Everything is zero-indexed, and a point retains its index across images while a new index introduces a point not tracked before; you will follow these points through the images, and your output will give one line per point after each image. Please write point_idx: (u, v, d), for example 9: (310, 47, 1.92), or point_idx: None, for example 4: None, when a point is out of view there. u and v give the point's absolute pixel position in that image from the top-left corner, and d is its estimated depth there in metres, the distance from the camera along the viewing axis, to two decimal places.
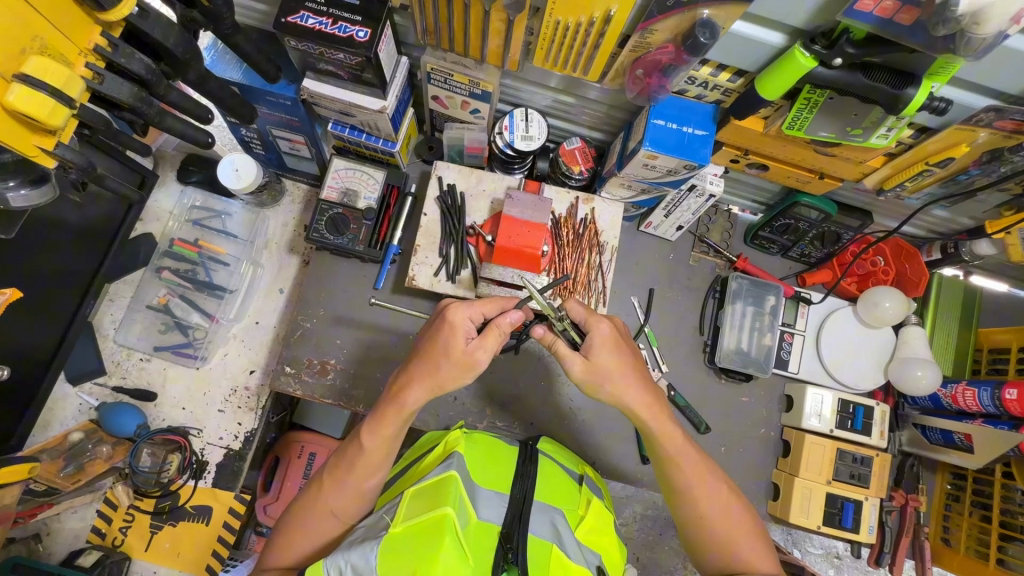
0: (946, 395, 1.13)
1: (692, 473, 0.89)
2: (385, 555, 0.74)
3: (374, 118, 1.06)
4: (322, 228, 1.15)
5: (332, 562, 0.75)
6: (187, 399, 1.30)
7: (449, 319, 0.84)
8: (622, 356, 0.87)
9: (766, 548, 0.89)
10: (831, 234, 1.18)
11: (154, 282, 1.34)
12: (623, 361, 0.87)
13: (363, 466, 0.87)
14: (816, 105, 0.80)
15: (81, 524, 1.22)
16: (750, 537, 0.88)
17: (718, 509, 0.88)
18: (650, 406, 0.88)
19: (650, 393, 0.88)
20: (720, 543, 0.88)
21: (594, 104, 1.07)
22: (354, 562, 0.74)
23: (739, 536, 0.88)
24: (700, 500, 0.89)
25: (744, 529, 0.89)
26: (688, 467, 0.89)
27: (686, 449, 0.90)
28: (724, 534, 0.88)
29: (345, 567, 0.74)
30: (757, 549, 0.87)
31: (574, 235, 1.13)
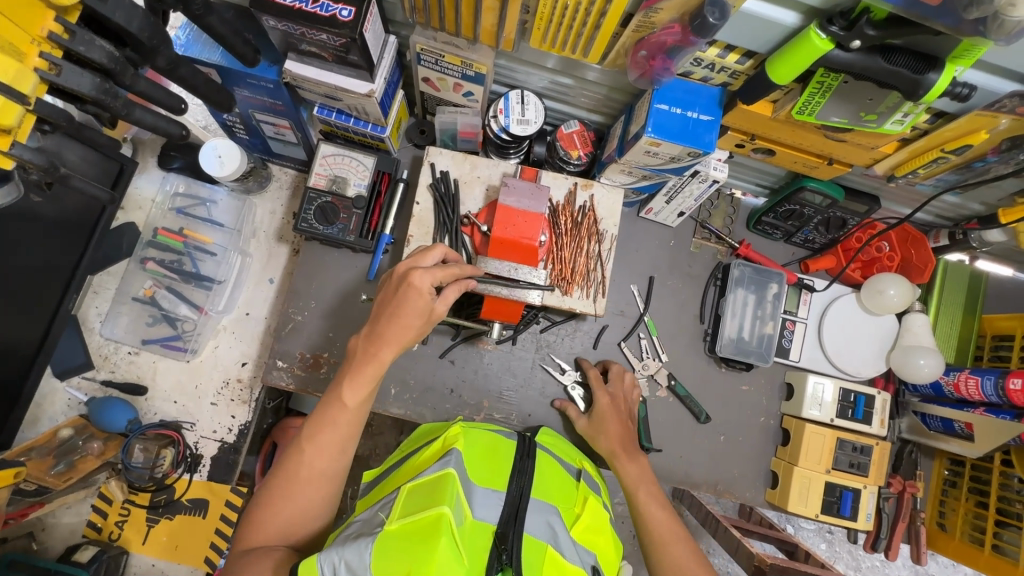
0: (948, 382, 1.12)
1: (662, 526, 0.97)
2: (379, 552, 0.71)
3: (362, 102, 1.01)
4: (311, 216, 1.11)
5: (326, 559, 0.71)
6: (178, 392, 1.27)
7: (414, 284, 0.83)
8: (607, 425, 1.08)
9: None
10: (836, 220, 1.15)
11: (139, 273, 1.29)
12: (610, 432, 1.07)
13: (344, 419, 0.85)
14: (830, 89, 0.76)
15: (76, 519, 1.21)
16: None
17: (683, 557, 0.93)
18: (619, 467, 1.04)
19: (614, 443, 1.06)
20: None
21: (593, 86, 1.01)
22: (348, 559, 0.71)
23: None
24: (669, 549, 0.94)
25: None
26: (645, 504, 0.99)
27: (657, 506, 0.99)
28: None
29: (339, 565, 0.70)
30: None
31: (572, 224, 1.10)
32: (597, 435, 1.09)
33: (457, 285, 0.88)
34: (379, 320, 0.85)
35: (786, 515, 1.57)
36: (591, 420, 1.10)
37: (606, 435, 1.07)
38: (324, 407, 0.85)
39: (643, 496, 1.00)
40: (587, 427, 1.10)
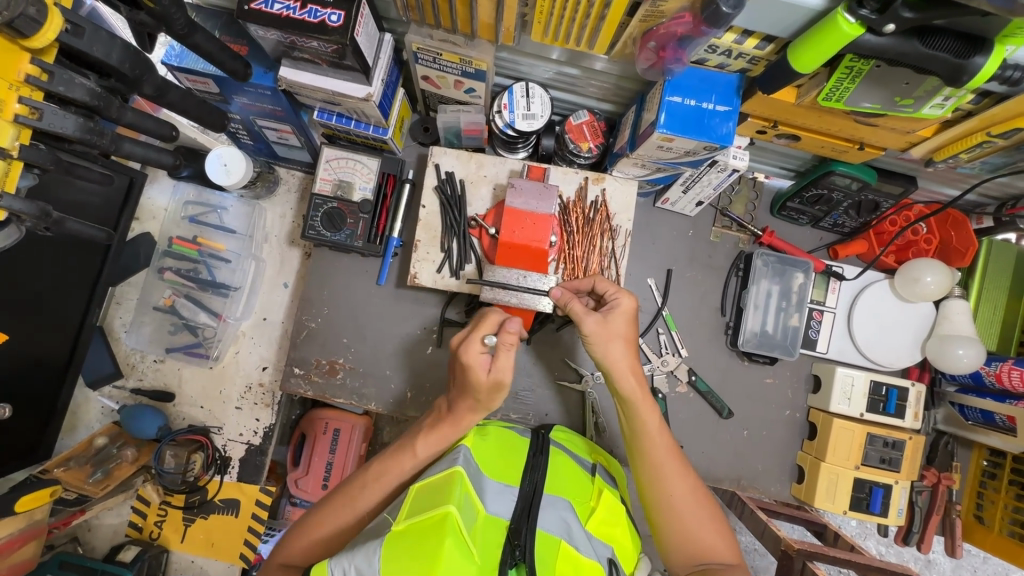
0: (990, 373, 1.05)
1: (661, 458, 0.86)
2: (388, 556, 0.72)
3: (361, 106, 0.97)
4: (318, 223, 1.10)
5: (337, 562, 0.72)
6: (204, 397, 1.31)
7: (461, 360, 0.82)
8: (618, 328, 0.87)
9: (731, 538, 0.85)
10: (868, 203, 1.08)
11: (158, 283, 1.30)
12: (615, 358, 0.86)
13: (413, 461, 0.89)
14: (860, 74, 0.69)
15: (119, 520, 1.28)
16: (715, 532, 0.84)
17: (685, 494, 0.85)
18: (622, 384, 0.87)
19: (627, 372, 0.86)
20: (684, 532, 0.84)
21: (601, 76, 0.96)
22: (358, 565, 0.71)
23: (700, 523, 0.84)
24: (667, 483, 0.85)
25: (707, 519, 0.85)
26: (649, 450, 0.87)
27: (658, 436, 0.87)
28: (687, 521, 0.84)
29: (349, 570, 0.71)
30: (721, 537, 0.84)
31: (583, 221, 1.05)
32: (606, 347, 0.87)
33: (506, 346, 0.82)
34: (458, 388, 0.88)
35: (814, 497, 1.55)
36: (603, 322, 0.87)
37: (613, 348, 0.87)
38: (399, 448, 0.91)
39: (647, 445, 0.87)
40: (597, 329, 0.86)
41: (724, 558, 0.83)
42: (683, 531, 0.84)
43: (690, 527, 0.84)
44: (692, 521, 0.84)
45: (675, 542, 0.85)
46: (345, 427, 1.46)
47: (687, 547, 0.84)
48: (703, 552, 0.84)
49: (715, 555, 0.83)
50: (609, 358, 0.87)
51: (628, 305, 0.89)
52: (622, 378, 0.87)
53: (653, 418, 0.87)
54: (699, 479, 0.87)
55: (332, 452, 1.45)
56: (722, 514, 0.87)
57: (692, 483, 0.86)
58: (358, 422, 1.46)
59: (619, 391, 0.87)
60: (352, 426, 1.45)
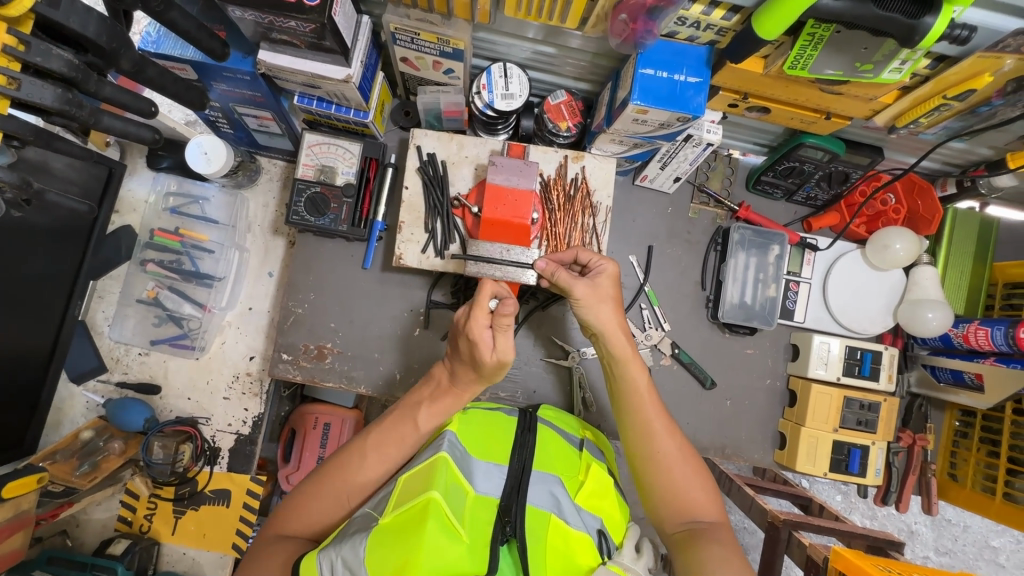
0: (957, 334, 1.10)
1: (651, 415, 0.90)
2: (373, 545, 0.72)
3: (341, 88, 0.98)
4: (301, 209, 1.11)
5: (325, 557, 0.72)
6: (191, 388, 1.31)
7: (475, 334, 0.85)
8: (606, 290, 0.91)
9: (716, 497, 0.87)
10: (838, 174, 1.12)
11: (140, 275, 1.30)
12: (604, 317, 0.90)
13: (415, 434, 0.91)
14: (821, 41, 0.73)
15: (108, 514, 1.27)
16: (702, 490, 0.87)
17: (672, 452, 0.88)
18: (611, 342, 0.90)
19: (613, 329, 0.90)
20: (673, 488, 0.87)
21: (577, 54, 0.98)
22: (344, 556, 0.71)
23: (688, 480, 0.87)
24: (657, 441, 0.88)
25: (694, 476, 0.87)
26: (641, 408, 0.90)
27: (647, 395, 0.90)
28: (673, 477, 0.87)
29: (337, 562, 0.71)
30: (706, 495, 0.87)
31: (564, 198, 1.08)
32: (597, 308, 0.90)
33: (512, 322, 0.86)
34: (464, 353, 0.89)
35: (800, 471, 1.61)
36: (593, 286, 0.90)
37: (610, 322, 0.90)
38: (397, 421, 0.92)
39: (639, 401, 0.90)
40: (587, 294, 0.89)
41: (708, 516, 0.86)
42: (669, 489, 0.87)
43: (678, 485, 0.87)
44: (679, 479, 0.87)
45: (664, 500, 0.87)
46: (335, 422, 1.46)
47: (676, 503, 0.86)
48: (690, 510, 0.86)
49: (700, 512, 0.86)
50: (594, 319, 0.90)
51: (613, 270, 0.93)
52: (614, 339, 0.90)
53: (642, 376, 0.90)
54: (683, 440, 0.90)
55: (323, 447, 1.45)
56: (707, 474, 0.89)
57: (678, 441, 0.89)
58: (348, 415, 1.46)
59: (609, 349, 0.91)
60: (343, 420, 1.45)
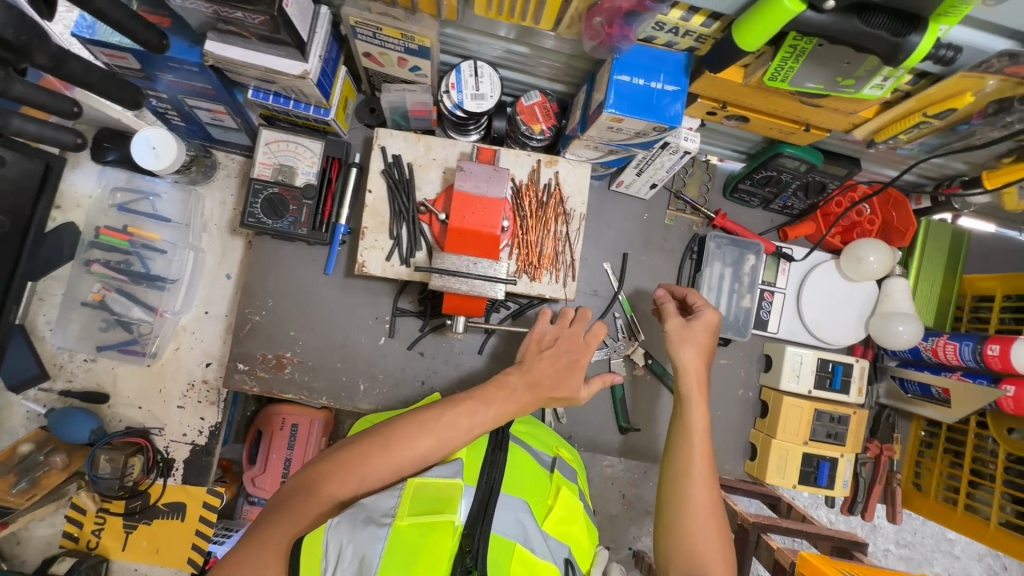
0: (927, 348, 1.11)
1: (699, 453, 0.88)
2: (389, 551, 0.69)
3: (298, 84, 0.91)
4: (258, 211, 1.04)
5: (332, 538, 0.69)
6: (142, 396, 1.24)
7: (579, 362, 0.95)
8: (697, 333, 0.93)
9: (732, 569, 0.81)
10: (815, 184, 1.10)
11: (85, 277, 1.21)
12: (689, 359, 0.92)
13: (462, 424, 0.83)
14: (803, 53, 0.69)
15: (52, 530, 1.20)
16: (721, 550, 0.82)
17: (703, 501, 0.84)
18: (686, 380, 0.91)
19: (691, 368, 0.92)
20: (692, 546, 0.81)
21: (551, 54, 0.94)
22: (356, 546, 0.69)
23: (710, 541, 0.82)
24: (693, 489, 0.85)
25: (717, 538, 0.82)
26: (692, 452, 0.88)
27: (702, 440, 0.89)
28: (695, 526, 0.82)
29: (347, 549, 0.69)
30: (721, 561, 0.81)
31: (536, 205, 1.03)
32: (680, 346, 0.92)
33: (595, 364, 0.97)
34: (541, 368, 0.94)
35: None
36: (685, 325, 0.93)
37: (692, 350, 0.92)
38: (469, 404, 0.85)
39: (688, 445, 0.89)
40: (677, 330, 0.93)
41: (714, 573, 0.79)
42: (686, 535, 0.82)
43: (699, 544, 0.81)
44: (698, 530, 0.82)
45: (677, 554, 0.82)
46: (304, 423, 1.41)
47: (686, 556, 0.81)
48: (703, 574, 0.80)
49: (706, 565, 0.80)
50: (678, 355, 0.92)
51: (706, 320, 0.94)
52: (690, 357, 0.92)
53: (702, 408, 0.91)
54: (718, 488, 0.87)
55: (291, 448, 1.39)
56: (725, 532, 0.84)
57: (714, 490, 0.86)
58: (318, 415, 1.41)
59: (683, 385, 0.92)
60: (313, 421, 1.40)
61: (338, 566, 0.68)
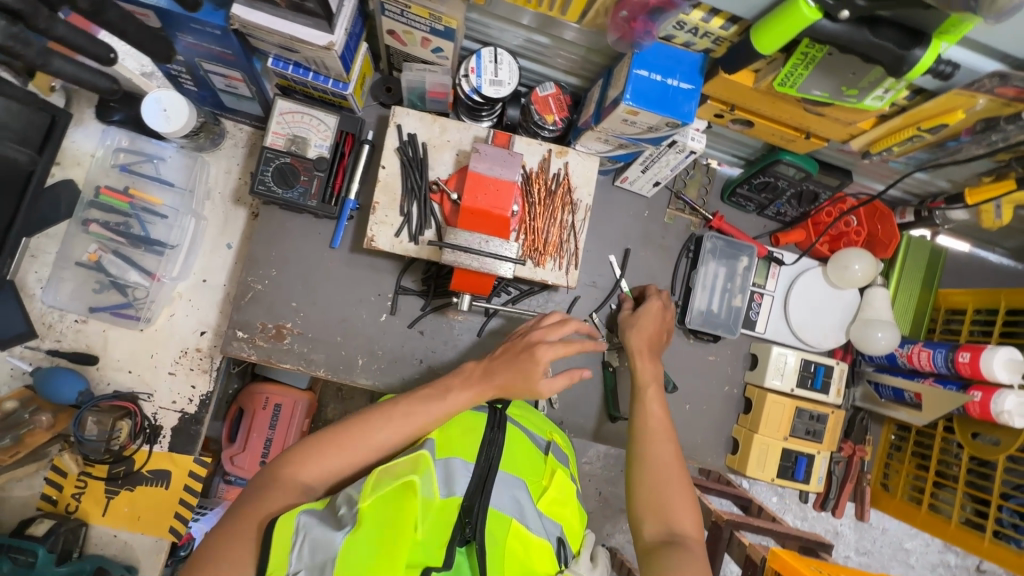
0: (903, 354, 1.17)
1: (656, 412, 0.95)
2: (348, 537, 0.71)
3: (321, 55, 0.93)
4: (268, 179, 1.05)
5: (298, 524, 0.72)
6: (133, 361, 1.22)
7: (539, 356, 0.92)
8: (647, 320, 1.07)
9: (696, 517, 0.85)
10: (808, 193, 1.16)
11: (81, 236, 1.20)
12: (644, 329, 1.06)
13: (427, 409, 0.87)
14: (813, 61, 0.74)
15: (30, 492, 1.18)
16: (680, 498, 0.86)
17: (667, 455, 0.90)
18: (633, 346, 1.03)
19: (642, 342, 1.04)
20: (655, 495, 0.86)
21: (571, 47, 0.97)
22: (316, 531, 0.71)
23: (669, 486, 0.87)
24: (649, 442, 0.91)
25: (677, 484, 0.87)
26: (645, 409, 0.96)
27: (654, 397, 0.97)
28: (661, 480, 0.87)
29: (305, 537, 0.70)
30: (682, 507, 0.85)
31: (545, 192, 1.06)
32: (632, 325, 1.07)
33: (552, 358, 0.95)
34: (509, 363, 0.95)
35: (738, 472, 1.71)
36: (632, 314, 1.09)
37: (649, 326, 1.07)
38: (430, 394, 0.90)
39: (642, 402, 0.96)
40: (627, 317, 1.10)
41: (682, 526, 0.84)
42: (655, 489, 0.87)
43: (660, 491, 0.86)
44: (667, 483, 0.87)
45: (643, 505, 0.86)
46: (287, 403, 1.40)
47: (652, 507, 0.86)
48: (667, 520, 0.84)
49: (676, 519, 0.84)
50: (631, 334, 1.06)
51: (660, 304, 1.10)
52: (636, 337, 1.05)
53: (650, 371, 1.00)
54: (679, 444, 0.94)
55: (272, 428, 1.39)
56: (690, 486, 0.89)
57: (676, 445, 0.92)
58: (301, 396, 1.41)
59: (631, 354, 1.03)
60: (296, 403, 1.39)
61: (301, 553, 0.70)
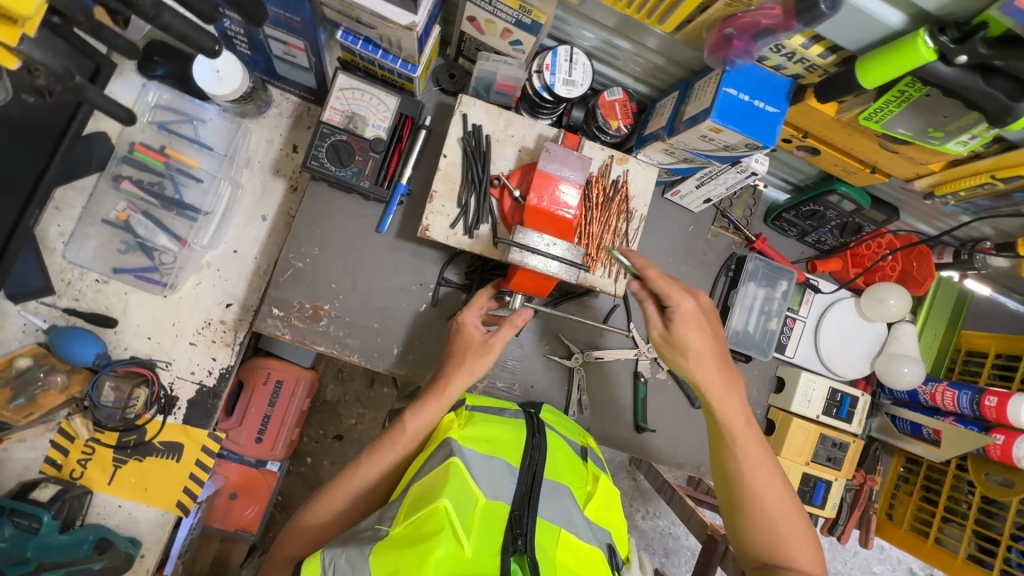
0: (925, 391, 1.20)
1: (747, 441, 0.88)
2: (379, 553, 0.69)
3: (399, 34, 0.90)
4: (322, 155, 1.01)
5: (329, 554, 0.70)
6: (153, 327, 1.17)
7: (461, 320, 0.96)
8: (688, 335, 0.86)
9: (814, 547, 0.85)
10: (852, 226, 1.17)
11: (111, 193, 1.14)
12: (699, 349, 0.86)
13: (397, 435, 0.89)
14: (908, 99, 0.74)
15: (33, 454, 1.13)
16: (798, 536, 0.84)
17: (766, 487, 0.86)
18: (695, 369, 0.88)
19: (706, 358, 0.87)
20: (766, 526, 0.85)
21: (650, 55, 0.96)
22: (349, 552, 0.69)
23: (781, 519, 0.85)
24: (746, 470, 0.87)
25: (789, 513, 0.85)
26: (733, 434, 0.88)
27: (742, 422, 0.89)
28: (772, 518, 0.85)
29: (339, 560, 0.69)
30: (800, 539, 0.84)
31: (602, 198, 1.04)
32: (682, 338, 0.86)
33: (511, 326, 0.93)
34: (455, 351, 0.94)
35: None
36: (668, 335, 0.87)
37: (700, 336, 0.86)
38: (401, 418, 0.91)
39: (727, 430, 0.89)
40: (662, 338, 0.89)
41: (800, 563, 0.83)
42: (770, 528, 0.85)
43: (772, 526, 0.85)
44: (777, 521, 0.85)
45: (755, 537, 0.85)
46: (288, 381, 1.36)
47: (766, 543, 0.84)
48: (781, 554, 0.84)
49: (790, 557, 0.83)
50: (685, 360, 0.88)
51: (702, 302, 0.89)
52: (682, 350, 0.87)
53: (726, 396, 0.88)
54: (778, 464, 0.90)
55: (272, 405, 1.35)
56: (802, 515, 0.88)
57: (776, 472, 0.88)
58: (303, 374, 1.37)
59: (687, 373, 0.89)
60: (298, 381, 1.36)
61: None
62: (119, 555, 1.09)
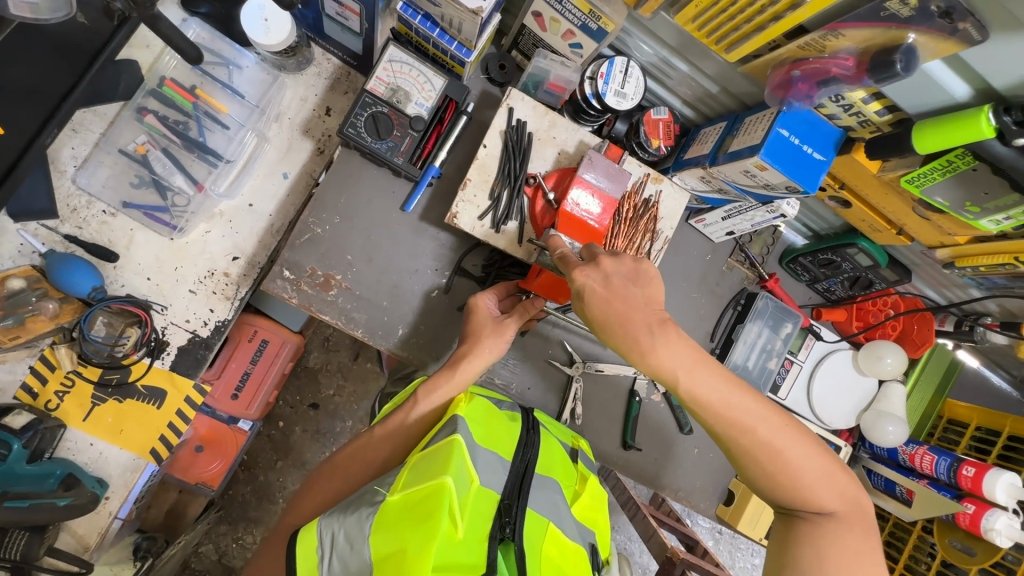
0: (905, 452, 1.23)
1: (719, 404, 0.76)
2: (377, 525, 0.71)
3: (462, 16, 0.89)
4: (360, 123, 0.99)
5: (327, 526, 0.72)
6: (155, 268, 1.14)
7: (474, 301, 0.97)
8: (620, 307, 0.74)
9: (837, 484, 0.78)
10: (863, 281, 1.19)
11: (133, 124, 1.10)
12: (620, 313, 0.74)
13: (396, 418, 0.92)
14: (954, 170, 0.76)
15: (10, 378, 1.09)
16: (815, 482, 0.77)
17: (770, 441, 0.76)
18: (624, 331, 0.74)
19: (634, 324, 0.74)
20: (780, 477, 0.78)
21: (705, 81, 0.96)
22: (348, 528, 0.71)
23: (793, 467, 0.77)
24: (737, 434, 0.77)
25: (803, 455, 0.77)
26: (704, 402, 0.76)
27: (713, 385, 0.75)
28: (783, 474, 0.77)
29: (339, 532, 0.71)
30: (817, 482, 0.77)
31: (633, 214, 1.01)
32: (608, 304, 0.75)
33: (521, 315, 0.96)
34: (467, 334, 0.96)
35: (691, 512, 1.82)
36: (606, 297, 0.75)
37: (619, 298, 0.75)
38: (395, 411, 0.93)
39: (695, 401, 0.76)
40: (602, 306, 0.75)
41: (825, 507, 0.78)
42: (782, 483, 0.78)
43: (786, 478, 0.77)
44: (785, 471, 0.77)
45: (777, 489, 0.79)
46: (273, 342, 1.34)
47: (786, 495, 0.79)
48: (804, 500, 0.78)
49: (813, 504, 0.78)
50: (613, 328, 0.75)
51: (618, 264, 0.77)
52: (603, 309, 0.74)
53: (677, 361, 0.74)
54: (770, 403, 0.78)
55: (253, 363, 1.32)
56: (824, 454, 0.79)
57: (777, 422, 0.77)
58: (291, 339, 1.35)
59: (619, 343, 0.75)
60: (285, 343, 1.34)
61: (334, 552, 0.71)
62: (85, 494, 1.04)
